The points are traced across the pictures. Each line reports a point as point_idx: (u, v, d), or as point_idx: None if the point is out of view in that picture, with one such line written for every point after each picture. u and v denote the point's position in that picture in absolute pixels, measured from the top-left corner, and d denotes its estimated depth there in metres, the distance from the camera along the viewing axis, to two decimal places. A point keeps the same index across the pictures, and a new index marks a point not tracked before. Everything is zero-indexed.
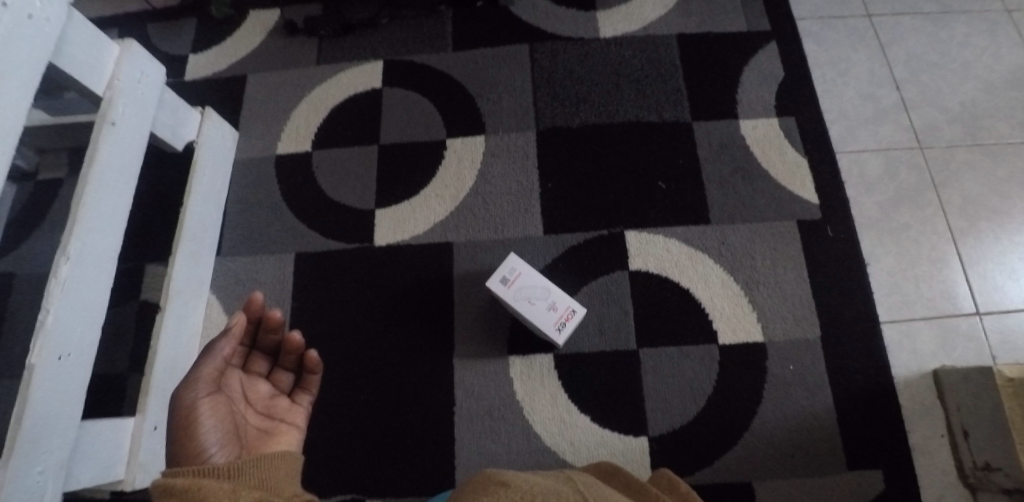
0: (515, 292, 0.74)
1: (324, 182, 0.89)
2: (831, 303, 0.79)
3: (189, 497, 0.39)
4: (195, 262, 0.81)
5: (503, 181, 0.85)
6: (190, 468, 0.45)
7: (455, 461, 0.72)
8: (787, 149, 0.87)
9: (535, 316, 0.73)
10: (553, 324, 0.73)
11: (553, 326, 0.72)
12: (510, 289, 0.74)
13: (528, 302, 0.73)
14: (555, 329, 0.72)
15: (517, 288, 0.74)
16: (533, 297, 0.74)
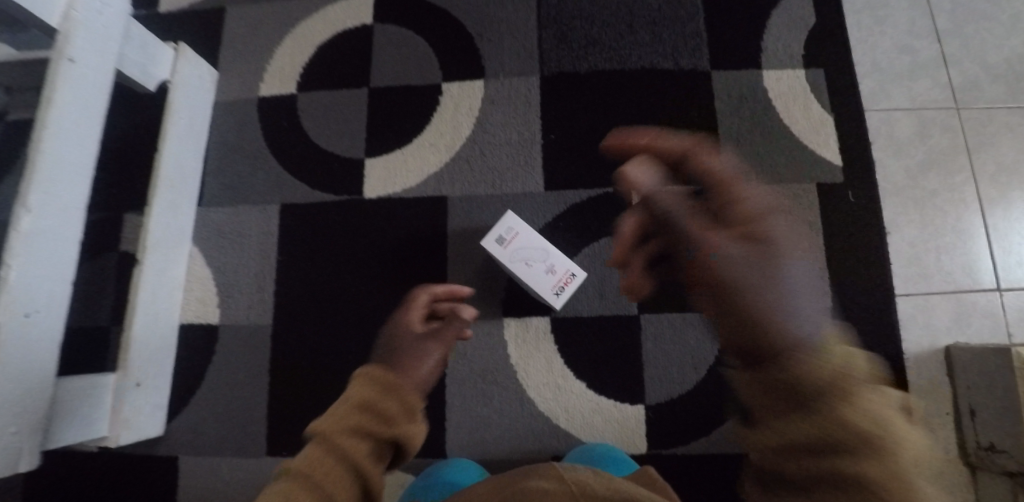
0: (512, 254, 0.69)
1: (310, 128, 0.82)
2: (847, 273, 0.75)
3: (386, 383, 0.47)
4: (174, 212, 0.77)
5: (503, 132, 0.79)
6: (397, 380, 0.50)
7: (447, 424, 0.71)
8: (812, 105, 0.80)
9: (533, 279, 0.69)
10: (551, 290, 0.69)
11: (551, 292, 0.69)
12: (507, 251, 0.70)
13: (526, 265, 0.69)
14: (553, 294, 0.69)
15: (514, 249, 0.70)
16: (531, 260, 0.69)
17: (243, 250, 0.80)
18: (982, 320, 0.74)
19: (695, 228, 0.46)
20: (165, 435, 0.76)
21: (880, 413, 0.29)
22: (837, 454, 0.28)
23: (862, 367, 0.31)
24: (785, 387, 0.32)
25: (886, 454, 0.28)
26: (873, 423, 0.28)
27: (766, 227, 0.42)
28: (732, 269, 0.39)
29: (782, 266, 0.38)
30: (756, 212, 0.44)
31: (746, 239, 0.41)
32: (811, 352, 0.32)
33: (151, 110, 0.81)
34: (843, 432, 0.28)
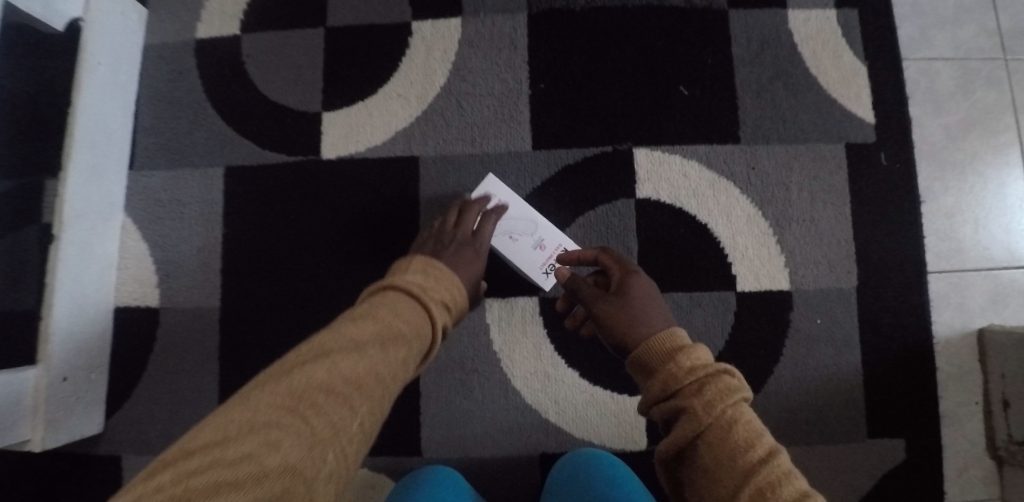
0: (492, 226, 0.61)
1: (257, 76, 0.70)
2: (876, 247, 0.66)
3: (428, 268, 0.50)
4: (98, 178, 0.65)
5: (485, 82, 0.67)
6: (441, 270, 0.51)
7: (422, 418, 0.63)
8: (843, 52, 0.69)
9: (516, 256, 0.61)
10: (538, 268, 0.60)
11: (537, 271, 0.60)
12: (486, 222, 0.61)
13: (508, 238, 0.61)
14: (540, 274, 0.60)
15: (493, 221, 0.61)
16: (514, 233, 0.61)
17: (184, 220, 0.69)
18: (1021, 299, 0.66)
19: (586, 294, 0.53)
20: (104, 432, 0.67)
21: (709, 402, 0.38)
22: (707, 445, 0.36)
23: (700, 374, 0.39)
24: (670, 409, 0.40)
25: (726, 425, 0.36)
26: (703, 406, 0.38)
27: (628, 283, 0.52)
28: (620, 334, 0.48)
29: (644, 311, 0.49)
30: (621, 274, 0.53)
31: (614, 300, 0.51)
32: (662, 376, 0.41)
33: (65, 54, 0.68)
34: (698, 426, 0.37)
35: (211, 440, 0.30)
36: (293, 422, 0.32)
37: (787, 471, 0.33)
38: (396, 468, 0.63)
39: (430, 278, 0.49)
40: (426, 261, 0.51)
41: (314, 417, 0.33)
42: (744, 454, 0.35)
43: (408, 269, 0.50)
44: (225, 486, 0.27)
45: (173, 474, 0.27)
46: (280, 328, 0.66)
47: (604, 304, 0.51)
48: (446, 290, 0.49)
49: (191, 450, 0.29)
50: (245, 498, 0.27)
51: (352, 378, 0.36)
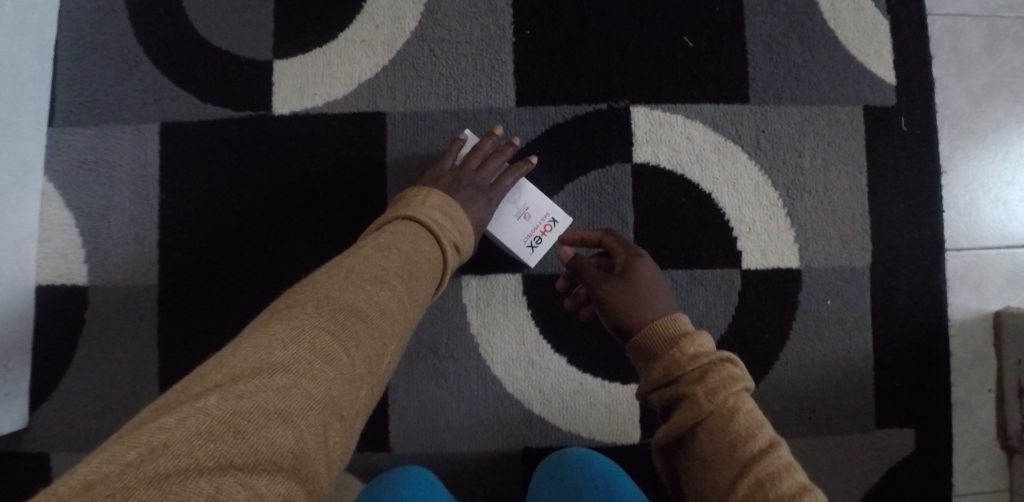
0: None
1: (196, 15, 0.60)
2: (892, 221, 0.60)
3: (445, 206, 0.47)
4: (11, 134, 0.54)
5: (463, 27, 0.59)
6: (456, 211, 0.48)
7: (389, 409, 0.56)
8: (864, 2, 0.62)
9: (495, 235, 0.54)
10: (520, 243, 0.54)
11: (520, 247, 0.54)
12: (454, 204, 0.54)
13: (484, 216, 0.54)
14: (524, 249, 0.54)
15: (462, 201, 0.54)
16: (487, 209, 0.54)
17: (114, 185, 0.59)
18: None
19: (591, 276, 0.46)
20: (28, 426, 0.59)
21: (710, 390, 0.32)
22: (705, 435, 0.31)
23: (703, 357, 0.34)
24: (668, 397, 0.34)
25: (727, 414, 0.31)
26: (705, 394, 0.32)
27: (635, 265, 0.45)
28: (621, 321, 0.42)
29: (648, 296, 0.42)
30: (626, 256, 0.46)
31: (617, 282, 0.44)
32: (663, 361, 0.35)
33: None
34: (697, 414, 0.32)
35: (251, 366, 0.27)
36: (333, 352, 0.30)
37: (788, 464, 0.28)
38: (361, 465, 0.56)
39: (447, 219, 0.46)
40: (442, 199, 0.48)
41: (352, 351, 0.31)
42: (742, 445, 0.29)
43: (423, 202, 0.47)
44: (275, 418, 0.25)
45: (224, 395, 0.25)
46: (230, 308, 0.58)
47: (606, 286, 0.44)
48: (459, 232, 0.47)
49: (231, 372, 0.27)
50: (292, 431, 0.26)
51: (387, 311, 0.35)
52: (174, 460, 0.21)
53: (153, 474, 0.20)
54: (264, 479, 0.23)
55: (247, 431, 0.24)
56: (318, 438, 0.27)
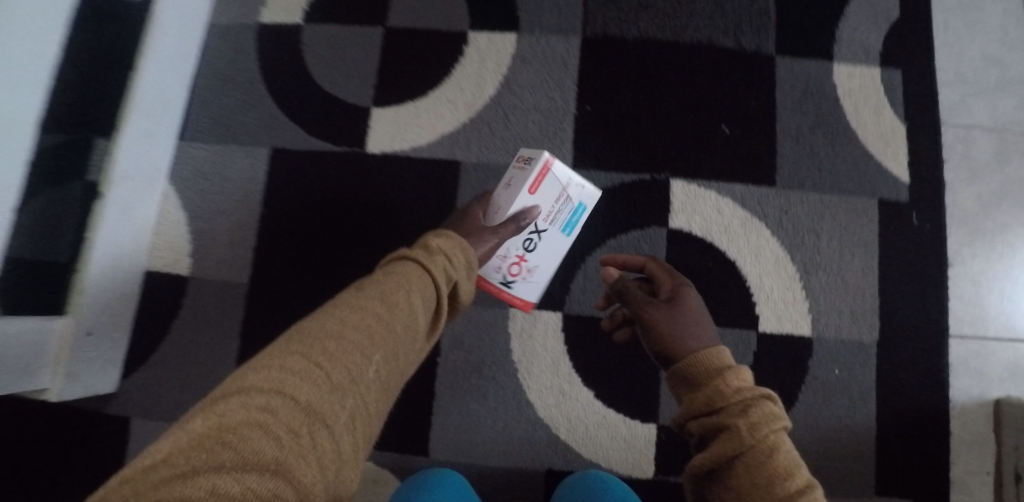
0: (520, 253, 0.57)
1: (313, 64, 0.72)
2: (900, 303, 0.66)
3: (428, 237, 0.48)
4: (149, 142, 0.67)
5: (533, 97, 0.69)
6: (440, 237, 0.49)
7: (432, 417, 0.63)
8: (884, 109, 0.70)
9: (553, 215, 0.56)
10: (555, 180, 0.54)
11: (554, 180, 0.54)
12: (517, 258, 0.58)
13: (538, 226, 0.56)
14: (550, 173, 0.53)
15: (512, 249, 0.57)
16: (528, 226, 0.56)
17: (226, 197, 0.71)
18: None
19: (637, 298, 0.53)
20: (119, 392, 0.69)
21: (752, 426, 0.38)
22: (744, 465, 0.37)
23: (746, 395, 0.40)
24: (709, 424, 0.40)
25: (767, 450, 0.37)
26: (748, 428, 0.38)
27: (679, 294, 0.52)
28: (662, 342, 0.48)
29: (687, 322, 0.49)
30: (672, 285, 0.54)
31: (664, 307, 0.51)
32: (708, 390, 0.41)
33: None
34: (738, 447, 0.37)
35: (231, 392, 0.30)
36: (309, 369, 0.31)
37: None
38: (400, 465, 0.63)
39: (446, 248, 0.46)
40: (443, 231, 0.48)
41: (330, 367, 0.32)
42: (781, 482, 0.35)
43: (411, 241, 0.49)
44: (256, 426, 0.27)
45: (207, 417, 0.27)
46: (306, 311, 0.67)
47: (650, 308, 0.51)
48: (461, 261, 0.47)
49: (217, 399, 0.29)
50: (268, 438, 0.27)
51: (362, 327, 0.35)
52: (168, 469, 0.24)
53: (154, 480, 0.23)
54: (252, 478, 0.25)
55: (233, 441, 0.26)
56: (302, 443, 0.28)
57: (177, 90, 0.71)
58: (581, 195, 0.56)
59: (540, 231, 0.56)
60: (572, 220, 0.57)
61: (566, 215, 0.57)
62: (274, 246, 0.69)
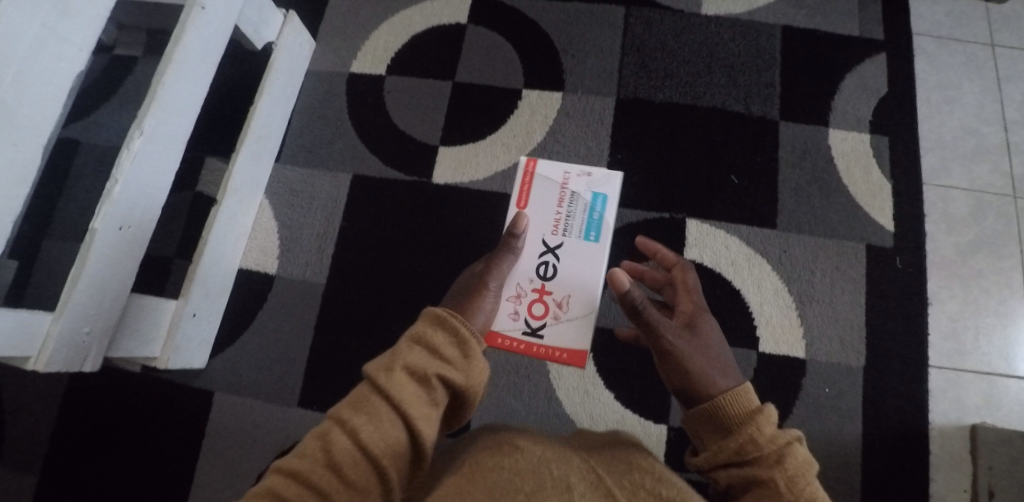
0: (539, 283, 0.65)
1: (393, 109, 0.88)
2: (884, 335, 0.76)
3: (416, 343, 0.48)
4: (257, 163, 0.81)
5: (573, 144, 0.83)
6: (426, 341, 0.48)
7: (474, 407, 0.74)
8: (872, 168, 0.82)
9: (565, 222, 0.67)
10: (549, 187, 0.69)
11: (546, 186, 0.69)
12: (540, 291, 0.65)
13: (551, 241, 0.66)
14: (539, 182, 0.70)
15: (530, 280, 0.65)
16: (542, 244, 0.66)
17: (311, 211, 0.85)
18: (1011, 405, 0.74)
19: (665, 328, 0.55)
20: (206, 369, 0.80)
21: (790, 479, 0.43)
22: None
23: (783, 450, 0.45)
24: (744, 476, 0.45)
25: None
26: (786, 484, 0.43)
27: (697, 324, 0.58)
28: (683, 366, 0.54)
29: (707, 349, 0.55)
30: (691, 314, 0.59)
31: (688, 338, 0.56)
32: (742, 437, 0.47)
33: (253, 69, 0.87)
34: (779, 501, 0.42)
35: None
36: None
37: None
38: None
39: (427, 343, 0.48)
40: (430, 319, 0.50)
41: None
42: None
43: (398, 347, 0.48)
44: None
45: None
46: (373, 310, 0.80)
47: (676, 336, 0.55)
48: (450, 350, 0.48)
49: None
50: None
51: None
52: None
53: None
54: None
55: None
56: None
57: (282, 123, 0.86)
58: (583, 191, 0.69)
59: (552, 249, 0.66)
60: (586, 221, 0.67)
61: (581, 216, 0.68)
62: (350, 254, 0.82)
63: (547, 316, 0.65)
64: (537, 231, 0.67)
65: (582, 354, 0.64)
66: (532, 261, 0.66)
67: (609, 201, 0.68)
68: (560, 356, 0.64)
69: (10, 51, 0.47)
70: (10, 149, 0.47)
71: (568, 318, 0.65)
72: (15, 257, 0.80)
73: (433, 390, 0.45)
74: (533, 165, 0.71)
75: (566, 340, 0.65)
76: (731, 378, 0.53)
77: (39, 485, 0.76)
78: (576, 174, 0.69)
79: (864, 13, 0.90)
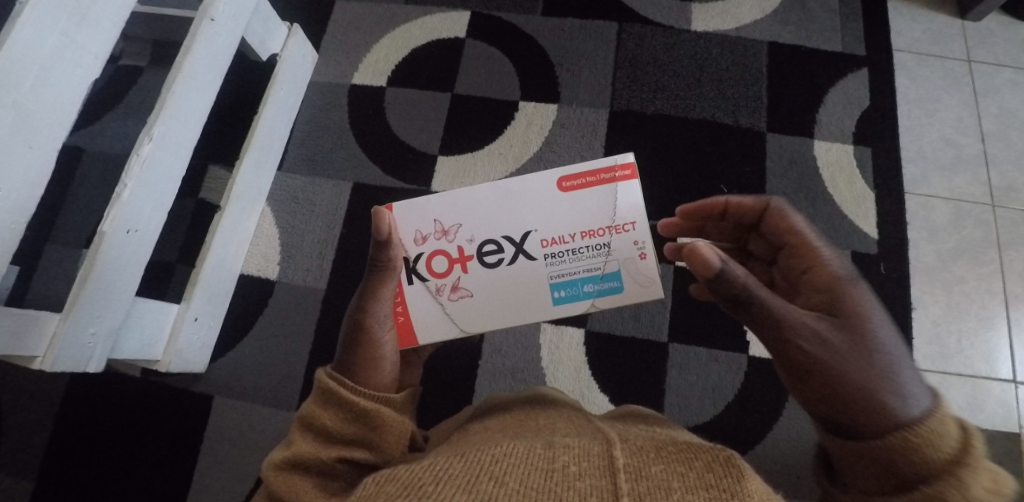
0: (468, 250, 0.51)
1: (394, 120, 0.90)
2: None
3: (332, 401, 0.42)
4: (260, 171, 0.83)
5: (568, 153, 0.86)
6: (337, 399, 0.42)
7: None
8: (856, 178, 0.86)
9: (561, 247, 0.50)
10: (601, 206, 0.50)
11: (608, 195, 0.50)
12: (462, 254, 0.51)
13: (529, 247, 0.51)
14: (609, 186, 0.51)
15: (467, 241, 0.51)
16: (524, 232, 0.51)
17: (313, 218, 0.87)
18: (994, 406, 0.76)
19: (802, 328, 0.38)
20: (205, 372, 0.81)
21: None
22: None
23: None
24: None
25: None
26: None
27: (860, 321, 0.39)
28: (849, 393, 0.36)
29: (881, 359, 0.37)
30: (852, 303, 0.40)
31: (845, 347, 0.38)
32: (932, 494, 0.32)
33: (258, 80, 0.90)
34: None
35: None
36: None
37: None
38: None
39: (318, 428, 0.41)
40: (319, 395, 0.43)
41: None
42: None
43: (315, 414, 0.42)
44: None
45: None
46: None
47: (824, 347, 0.38)
48: (349, 425, 0.41)
49: None
50: None
51: None
52: None
53: None
54: None
55: None
56: None
57: (285, 132, 0.88)
58: (613, 258, 0.50)
59: (520, 247, 0.51)
60: (571, 277, 0.51)
61: (572, 265, 0.50)
62: (351, 260, 0.84)
63: (434, 281, 0.51)
64: (538, 218, 0.51)
65: (414, 340, 0.51)
66: (496, 230, 0.51)
67: (613, 293, 0.50)
68: (398, 315, 0.51)
69: (31, 59, 0.49)
70: (27, 152, 0.49)
71: (444, 308, 0.51)
72: (18, 262, 0.81)
73: (341, 475, 0.38)
74: (625, 173, 0.50)
75: (420, 320, 0.51)
76: (924, 410, 0.35)
77: (35, 490, 0.76)
78: (639, 241, 0.50)
79: (846, 30, 0.94)
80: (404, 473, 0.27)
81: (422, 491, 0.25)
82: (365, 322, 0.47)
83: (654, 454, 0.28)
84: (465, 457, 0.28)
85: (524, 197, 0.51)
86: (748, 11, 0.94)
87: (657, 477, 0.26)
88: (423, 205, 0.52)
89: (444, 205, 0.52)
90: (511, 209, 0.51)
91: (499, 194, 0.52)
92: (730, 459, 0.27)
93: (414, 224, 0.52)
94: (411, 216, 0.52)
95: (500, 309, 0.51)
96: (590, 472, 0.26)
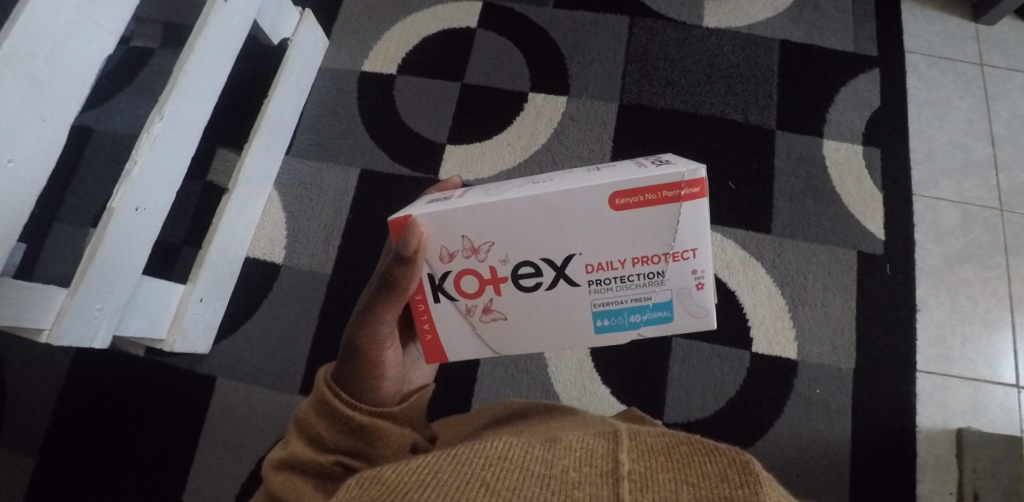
0: (503, 273, 0.40)
1: (404, 107, 0.90)
2: (872, 340, 0.78)
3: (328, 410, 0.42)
4: (268, 155, 0.83)
5: (576, 146, 0.86)
6: (333, 408, 0.42)
7: (473, 397, 0.76)
8: (864, 179, 0.85)
9: (609, 273, 0.38)
10: (654, 230, 0.36)
11: (664, 220, 0.36)
12: (493, 276, 0.40)
13: (574, 272, 0.39)
14: (671, 206, 0.36)
15: (499, 261, 0.39)
16: (567, 253, 0.38)
17: (320, 203, 0.87)
18: (996, 410, 0.76)
19: None
20: (208, 354, 0.81)
21: None
22: None
23: None
24: None
25: None
26: None
27: None
28: None
29: None
30: None
31: None
32: None
33: (268, 65, 0.90)
34: None
35: None
36: None
37: None
38: None
39: (314, 434, 0.41)
40: (316, 399, 0.43)
41: None
42: None
43: (311, 422, 0.42)
44: None
45: None
46: None
47: None
48: (345, 431, 0.41)
49: None
50: None
51: None
52: None
53: None
54: None
55: None
56: None
57: (294, 117, 0.88)
58: (665, 288, 0.38)
59: (561, 272, 0.39)
60: (616, 306, 0.40)
61: (621, 294, 0.39)
62: (357, 246, 0.84)
63: (463, 302, 0.42)
64: (586, 240, 0.37)
65: (443, 355, 0.44)
66: (534, 250, 0.39)
67: (660, 328, 0.40)
68: (425, 334, 0.44)
69: (45, 33, 0.49)
70: (39, 124, 0.50)
71: (474, 333, 0.43)
72: (25, 239, 0.81)
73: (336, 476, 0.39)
74: (693, 192, 0.35)
75: (449, 341, 0.44)
76: None
77: (37, 466, 0.76)
78: (699, 270, 0.37)
79: (858, 30, 0.93)
80: (392, 471, 0.27)
81: (411, 497, 0.25)
82: (366, 340, 0.43)
83: (664, 457, 0.28)
84: (460, 457, 0.28)
85: (568, 211, 0.37)
86: (760, 9, 0.94)
87: (663, 486, 0.26)
88: (448, 215, 0.38)
89: (472, 214, 0.38)
90: (551, 225, 0.38)
91: (540, 207, 0.37)
92: (747, 464, 0.26)
93: (435, 234, 0.39)
94: (432, 228, 0.39)
95: (534, 339, 0.42)
96: (591, 479, 0.26)
